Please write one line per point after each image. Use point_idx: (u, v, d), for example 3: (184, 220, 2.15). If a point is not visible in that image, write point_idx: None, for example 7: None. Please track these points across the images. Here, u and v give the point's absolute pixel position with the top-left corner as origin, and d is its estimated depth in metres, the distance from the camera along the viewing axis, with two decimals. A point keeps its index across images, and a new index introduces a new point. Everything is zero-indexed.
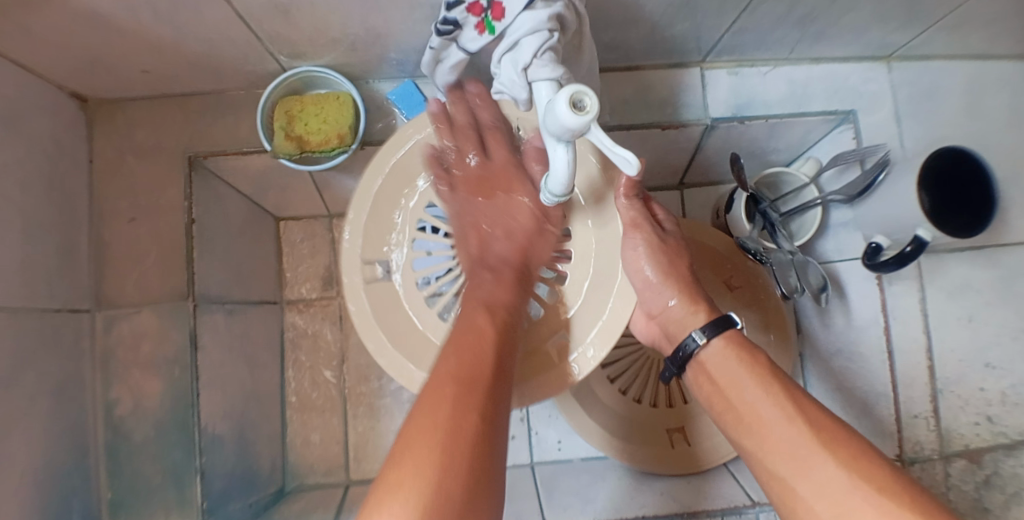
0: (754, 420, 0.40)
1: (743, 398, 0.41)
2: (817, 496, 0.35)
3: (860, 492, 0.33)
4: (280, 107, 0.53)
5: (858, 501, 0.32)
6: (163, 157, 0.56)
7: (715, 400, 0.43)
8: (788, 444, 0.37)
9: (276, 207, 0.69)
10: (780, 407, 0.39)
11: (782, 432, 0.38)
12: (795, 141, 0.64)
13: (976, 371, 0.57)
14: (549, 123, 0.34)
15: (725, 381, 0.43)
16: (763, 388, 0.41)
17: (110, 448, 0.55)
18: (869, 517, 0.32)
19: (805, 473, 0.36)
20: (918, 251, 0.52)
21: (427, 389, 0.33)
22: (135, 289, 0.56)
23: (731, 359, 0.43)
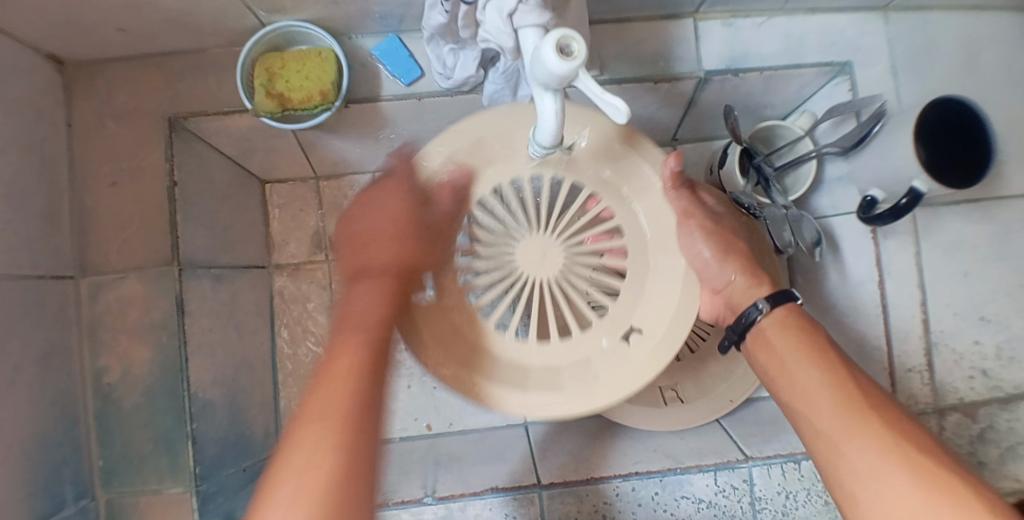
0: (800, 390, 0.39)
1: (795, 366, 0.40)
2: (859, 461, 0.33)
3: (900, 460, 0.32)
4: (260, 64, 0.51)
5: (896, 468, 0.32)
6: (143, 120, 0.55)
7: (768, 367, 0.43)
8: (832, 414, 0.37)
9: (261, 170, 0.68)
10: (830, 378, 0.38)
11: (827, 401, 0.37)
12: (789, 95, 0.63)
13: (971, 325, 0.57)
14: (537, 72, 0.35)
15: (780, 348, 0.42)
16: (813, 359, 0.40)
17: (101, 416, 0.55)
18: (904, 484, 0.31)
19: (848, 436, 0.35)
20: (912, 204, 0.51)
21: (320, 406, 0.31)
22: (118, 255, 0.55)
23: (784, 330, 0.43)
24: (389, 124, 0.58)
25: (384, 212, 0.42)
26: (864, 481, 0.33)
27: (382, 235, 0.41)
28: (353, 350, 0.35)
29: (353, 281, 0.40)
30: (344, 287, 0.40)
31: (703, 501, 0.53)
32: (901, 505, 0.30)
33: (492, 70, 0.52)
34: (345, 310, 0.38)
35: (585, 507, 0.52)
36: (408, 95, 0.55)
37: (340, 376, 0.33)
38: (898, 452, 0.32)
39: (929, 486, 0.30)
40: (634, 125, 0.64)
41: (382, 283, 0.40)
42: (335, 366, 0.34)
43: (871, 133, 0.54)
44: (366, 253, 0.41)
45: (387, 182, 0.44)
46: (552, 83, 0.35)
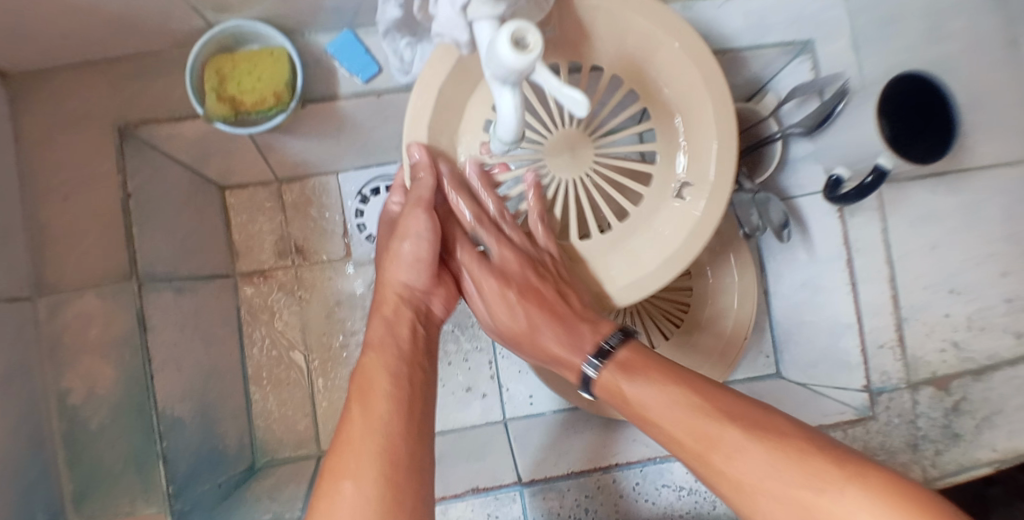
0: (651, 414, 0.39)
1: (637, 392, 0.40)
2: (739, 468, 0.33)
3: (765, 457, 0.32)
4: (209, 66, 0.49)
5: (764, 467, 0.32)
6: (93, 131, 0.53)
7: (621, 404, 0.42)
8: (688, 425, 0.36)
9: (220, 176, 0.66)
10: (680, 399, 0.38)
11: (676, 414, 0.37)
12: (753, 76, 0.63)
13: (940, 297, 0.56)
14: (495, 67, 0.34)
15: (626, 378, 0.42)
16: (654, 382, 0.40)
17: (71, 437, 0.53)
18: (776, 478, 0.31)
19: (715, 446, 0.35)
20: (877, 181, 0.50)
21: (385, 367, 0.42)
22: (76, 271, 0.53)
23: (629, 369, 0.42)
24: (349, 122, 0.57)
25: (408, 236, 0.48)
26: (747, 485, 0.32)
27: (407, 256, 0.48)
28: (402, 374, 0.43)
29: (389, 287, 0.49)
30: (386, 301, 0.49)
31: (683, 488, 0.53)
32: (789, 496, 0.30)
33: None
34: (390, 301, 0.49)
35: (567, 502, 0.52)
36: (367, 92, 0.54)
37: (381, 391, 0.40)
38: (755, 446, 0.33)
39: (791, 464, 0.31)
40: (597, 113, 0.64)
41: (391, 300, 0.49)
42: (367, 376, 0.42)
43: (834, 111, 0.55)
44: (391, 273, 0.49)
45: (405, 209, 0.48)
46: (511, 75, 0.34)
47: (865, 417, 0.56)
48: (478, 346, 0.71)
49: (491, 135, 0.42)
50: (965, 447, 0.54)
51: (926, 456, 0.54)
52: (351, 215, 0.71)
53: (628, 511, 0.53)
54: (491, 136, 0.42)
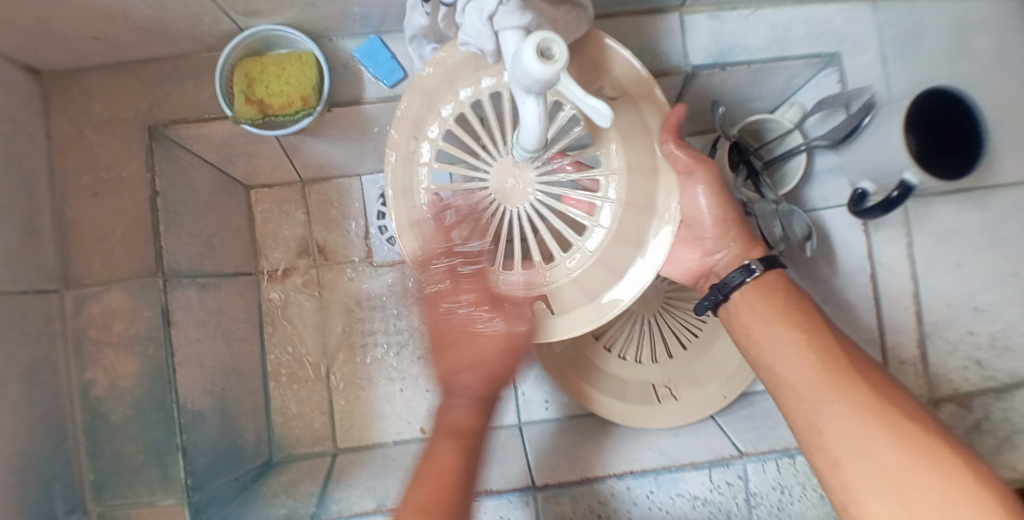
0: (779, 359, 0.44)
1: (777, 338, 0.44)
2: (848, 434, 0.39)
3: (890, 442, 0.37)
4: (239, 69, 0.50)
5: (887, 449, 0.37)
6: (123, 130, 0.54)
7: (741, 338, 0.46)
8: (805, 380, 0.42)
9: (246, 176, 0.67)
10: (808, 353, 0.43)
11: (810, 371, 0.42)
12: (778, 88, 0.63)
13: (965, 314, 0.56)
14: (520, 77, 0.35)
15: (761, 319, 0.45)
16: (787, 329, 0.44)
17: (92, 430, 0.54)
18: (897, 463, 0.37)
19: (837, 411, 0.40)
20: (904, 195, 0.52)
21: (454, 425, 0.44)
22: (101, 267, 0.54)
23: (758, 304, 0.46)
24: (374, 126, 0.57)
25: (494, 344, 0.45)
26: (853, 451, 0.39)
27: (480, 353, 0.45)
28: (477, 421, 0.45)
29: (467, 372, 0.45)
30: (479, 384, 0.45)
31: (698, 498, 0.53)
32: (889, 475, 0.37)
33: None
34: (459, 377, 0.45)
35: (580, 507, 0.52)
36: (392, 97, 0.54)
37: (448, 481, 0.40)
38: (877, 428, 0.38)
39: (916, 455, 0.36)
40: None
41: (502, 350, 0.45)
42: (439, 460, 0.41)
43: (861, 125, 0.54)
44: (463, 353, 0.45)
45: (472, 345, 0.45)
46: (535, 86, 0.35)
47: None
48: None
49: (514, 143, 0.42)
50: (984, 466, 0.53)
51: None
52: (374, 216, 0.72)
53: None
54: (514, 144, 0.42)
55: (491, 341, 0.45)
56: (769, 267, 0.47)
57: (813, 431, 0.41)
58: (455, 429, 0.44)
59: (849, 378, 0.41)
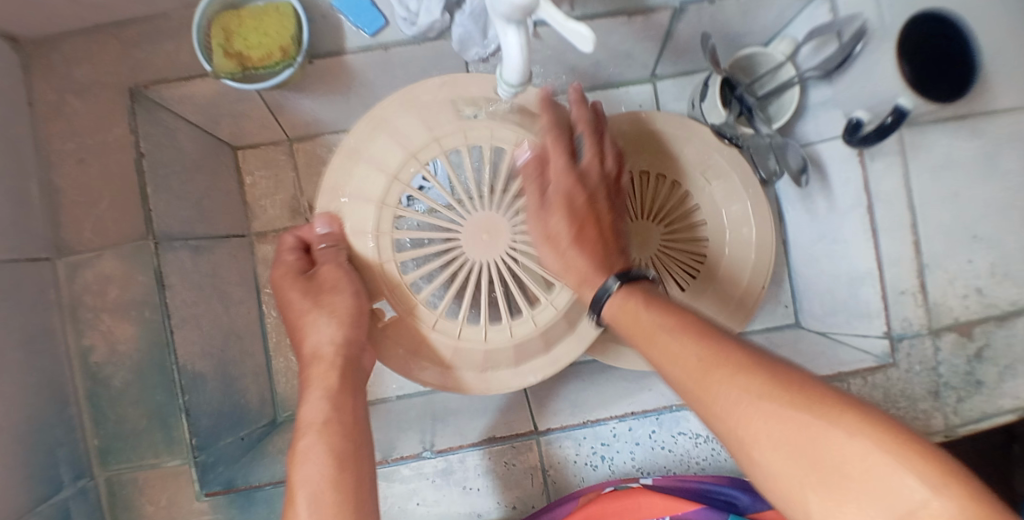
0: (653, 348, 0.35)
1: (650, 322, 0.35)
2: (729, 413, 0.28)
3: (759, 393, 0.27)
4: (217, 24, 0.49)
5: (754, 404, 0.27)
6: (105, 94, 0.53)
7: (625, 324, 0.38)
8: (678, 351, 0.33)
9: (233, 136, 0.67)
10: (677, 331, 0.34)
11: (678, 353, 0.33)
12: (769, 22, 0.62)
13: (962, 243, 0.54)
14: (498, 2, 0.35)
15: (635, 326, 0.37)
16: (659, 309, 0.36)
17: (93, 396, 0.54)
18: (762, 422, 0.27)
19: (710, 394, 0.30)
20: (897, 122, 0.49)
21: (318, 420, 0.41)
22: (93, 233, 0.54)
23: (629, 308, 0.38)
24: (359, 78, 0.56)
25: (337, 289, 0.47)
26: (736, 426, 0.28)
27: (342, 307, 0.46)
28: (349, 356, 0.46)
29: (323, 346, 0.46)
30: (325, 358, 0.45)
31: (700, 436, 0.54)
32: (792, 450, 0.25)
33: (458, 13, 0.51)
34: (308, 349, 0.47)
35: (583, 450, 0.53)
36: (373, 46, 0.52)
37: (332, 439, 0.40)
38: (766, 400, 0.27)
39: (792, 403, 0.26)
40: (609, 63, 0.63)
41: (330, 366, 0.45)
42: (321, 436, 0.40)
43: (855, 52, 0.53)
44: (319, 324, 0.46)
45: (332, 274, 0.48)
46: (513, 13, 0.35)
47: (886, 364, 0.57)
48: None
49: (496, 79, 0.42)
50: (988, 395, 0.55)
51: (947, 404, 0.55)
52: None
53: (646, 459, 0.54)
54: (497, 80, 0.42)
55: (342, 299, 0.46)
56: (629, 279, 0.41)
57: (716, 422, 0.30)
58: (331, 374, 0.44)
59: (723, 357, 0.30)
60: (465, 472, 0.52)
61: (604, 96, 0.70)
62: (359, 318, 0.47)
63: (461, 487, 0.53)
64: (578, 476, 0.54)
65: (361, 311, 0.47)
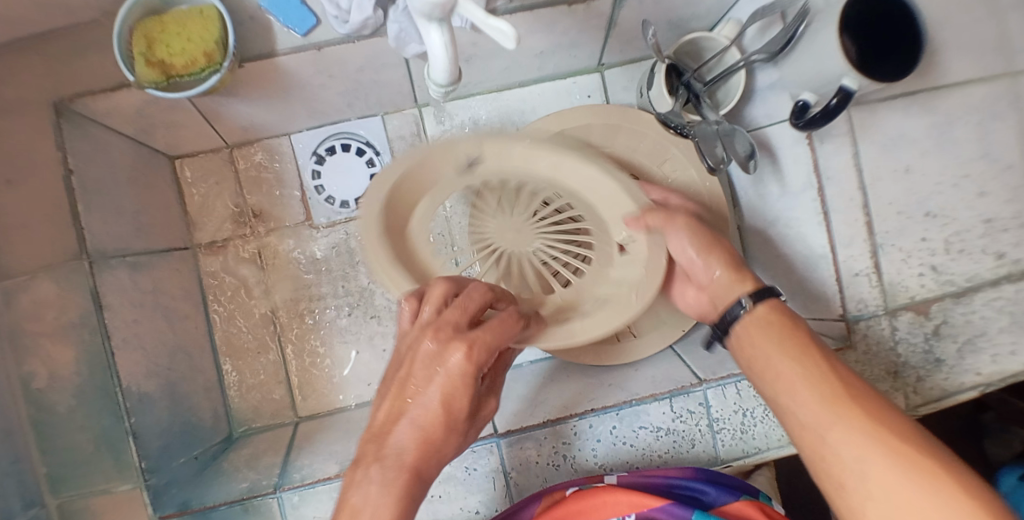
0: (783, 388, 0.37)
1: (782, 368, 0.37)
2: (835, 448, 0.32)
3: (873, 442, 0.30)
4: (139, 31, 0.47)
5: (871, 452, 0.30)
6: (28, 109, 0.51)
7: (754, 364, 0.40)
8: (802, 403, 0.35)
9: (168, 146, 0.64)
10: (808, 373, 0.36)
11: (808, 395, 0.35)
12: (713, 5, 0.60)
13: (917, 221, 0.55)
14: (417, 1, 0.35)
15: (765, 347, 0.39)
16: (795, 356, 0.37)
17: (39, 423, 0.53)
18: (879, 467, 0.29)
19: (831, 432, 0.32)
20: (843, 103, 0.50)
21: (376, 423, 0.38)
22: (22, 256, 0.51)
23: (774, 329, 0.40)
24: (294, 81, 0.55)
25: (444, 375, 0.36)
26: (846, 465, 0.31)
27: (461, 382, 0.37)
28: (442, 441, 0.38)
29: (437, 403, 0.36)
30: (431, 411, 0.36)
31: (661, 429, 0.52)
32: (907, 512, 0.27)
33: (392, 9, 0.49)
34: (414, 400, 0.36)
35: (544, 450, 0.52)
36: (306, 46, 0.51)
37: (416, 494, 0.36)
38: (881, 451, 0.29)
39: (905, 465, 0.28)
40: (555, 54, 0.61)
41: (445, 425, 0.37)
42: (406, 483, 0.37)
43: (797, 35, 0.53)
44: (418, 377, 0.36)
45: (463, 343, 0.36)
46: (434, 11, 0.35)
47: (843, 347, 0.54)
48: None
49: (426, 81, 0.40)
50: (948, 372, 0.54)
51: (907, 383, 0.54)
52: (308, 176, 0.69)
53: (607, 455, 0.53)
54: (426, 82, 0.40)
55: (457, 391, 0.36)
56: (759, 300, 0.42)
57: (826, 472, 0.32)
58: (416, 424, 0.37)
59: (850, 402, 0.33)
60: None
61: (550, 88, 0.69)
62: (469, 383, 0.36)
63: None
64: (540, 477, 0.53)
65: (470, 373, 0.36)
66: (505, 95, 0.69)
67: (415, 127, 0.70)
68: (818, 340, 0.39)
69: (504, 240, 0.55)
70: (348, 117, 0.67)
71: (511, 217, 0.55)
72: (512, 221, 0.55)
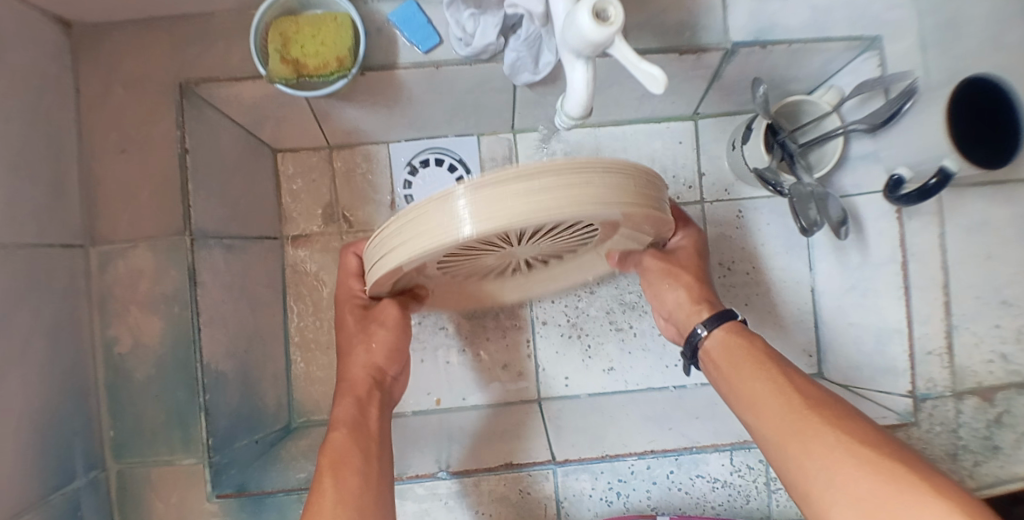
0: (752, 405, 0.42)
1: (749, 385, 0.43)
2: (810, 456, 0.36)
3: (841, 445, 0.35)
4: (274, 29, 0.49)
5: (839, 453, 0.34)
6: (152, 86, 0.53)
7: (723, 380, 0.46)
8: (775, 414, 0.40)
9: (273, 139, 0.67)
10: (778, 390, 0.41)
11: (779, 409, 0.40)
12: (814, 70, 0.62)
13: (991, 307, 0.54)
14: (569, 37, 0.36)
15: (733, 368, 0.45)
16: (759, 371, 0.43)
17: (114, 388, 0.54)
18: (845, 466, 0.33)
19: (799, 443, 0.37)
20: (941, 184, 0.51)
21: (333, 440, 0.43)
22: (128, 225, 0.53)
23: (732, 345, 0.46)
24: (408, 92, 0.56)
25: (387, 325, 0.49)
26: (818, 474, 0.35)
27: (386, 346, 0.49)
28: (354, 415, 0.45)
29: (361, 367, 0.49)
30: (358, 381, 0.48)
31: (718, 480, 0.53)
32: (867, 499, 0.31)
33: (513, 37, 0.51)
34: (347, 370, 0.49)
35: (601, 484, 0.53)
36: (426, 63, 0.52)
37: (354, 468, 0.41)
38: (848, 454, 0.34)
39: (868, 460, 0.33)
40: (654, 97, 0.63)
41: (349, 395, 0.47)
42: (338, 451, 0.42)
43: (901, 111, 0.54)
44: (360, 353, 0.49)
45: (380, 317, 0.48)
46: (583, 49, 0.36)
47: (908, 423, 0.56)
48: (517, 323, 0.70)
49: (557, 109, 0.41)
50: (1004, 461, 0.53)
51: (964, 467, 0.53)
52: (399, 186, 0.71)
53: (661, 499, 0.54)
54: (557, 110, 0.41)
55: (390, 338, 0.49)
56: (720, 322, 0.49)
57: (799, 477, 0.36)
58: (350, 418, 0.45)
59: (813, 413, 0.38)
60: (479, 496, 0.53)
61: (642, 129, 0.72)
62: (399, 353, 0.51)
63: (473, 511, 0.53)
64: (591, 511, 0.54)
65: (397, 350, 0.50)
66: (599, 131, 0.72)
67: (507, 151, 0.71)
68: (780, 357, 0.45)
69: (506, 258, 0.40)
70: (443, 133, 0.69)
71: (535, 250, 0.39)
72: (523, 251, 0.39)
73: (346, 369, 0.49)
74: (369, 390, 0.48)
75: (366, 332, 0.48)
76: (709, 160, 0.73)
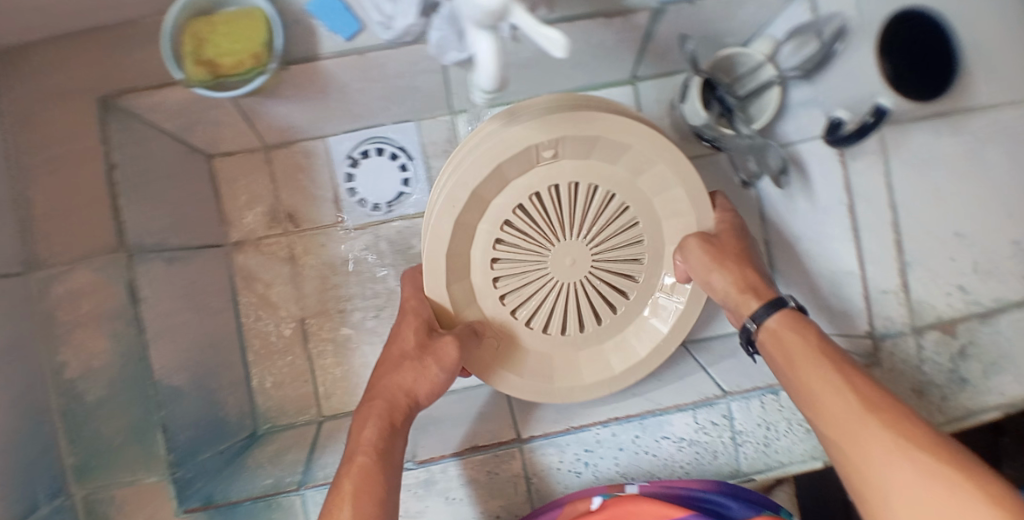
0: (813, 401, 0.41)
1: (809, 380, 0.41)
2: (871, 461, 0.35)
3: (902, 452, 0.34)
4: (187, 31, 0.48)
5: (899, 460, 0.34)
6: (72, 101, 0.52)
7: (782, 370, 0.45)
8: (834, 410, 0.39)
9: (207, 144, 0.66)
10: (838, 387, 0.40)
11: (840, 406, 0.39)
12: (747, 22, 0.62)
13: (944, 241, 0.54)
14: (468, 7, 0.35)
15: (792, 366, 0.43)
16: (816, 365, 0.42)
17: (70, 412, 0.53)
18: (907, 477, 0.33)
19: (857, 445, 0.36)
20: (875, 120, 0.51)
21: (352, 468, 0.43)
22: (64, 246, 0.52)
23: (790, 338, 0.45)
24: (333, 82, 0.55)
25: (442, 364, 0.50)
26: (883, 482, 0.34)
27: (432, 383, 0.50)
28: (379, 441, 0.45)
29: (399, 392, 0.50)
30: (393, 404, 0.49)
31: (684, 439, 0.53)
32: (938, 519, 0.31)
33: (434, 16, 0.48)
34: (381, 386, 0.50)
35: (568, 456, 0.53)
36: (349, 50, 0.51)
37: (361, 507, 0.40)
38: (910, 463, 0.33)
39: (934, 473, 0.32)
40: (590, 63, 0.62)
41: (377, 414, 0.47)
42: (354, 478, 0.42)
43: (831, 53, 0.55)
44: (406, 378, 0.50)
45: (438, 351, 0.50)
46: (485, 19, 0.35)
47: (869, 364, 0.55)
48: None
49: (470, 83, 0.40)
50: (973, 392, 0.54)
51: (933, 401, 0.54)
52: (341, 179, 0.70)
53: (629, 465, 0.53)
54: (471, 85, 0.40)
55: (440, 375, 0.50)
56: (773, 309, 0.48)
57: (858, 477, 0.36)
58: (373, 442, 0.45)
59: (875, 412, 0.37)
60: (447, 482, 0.52)
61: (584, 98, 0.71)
62: (439, 391, 0.51)
63: (444, 497, 0.52)
64: (562, 483, 0.53)
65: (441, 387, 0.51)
66: (538, 105, 0.71)
67: (448, 134, 0.71)
68: (841, 352, 0.43)
69: (558, 270, 0.53)
70: (381, 121, 0.68)
71: (572, 244, 0.53)
72: (569, 250, 0.53)
73: (383, 380, 0.50)
74: (404, 417, 0.48)
75: (421, 362, 0.50)
76: (652, 124, 0.72)
